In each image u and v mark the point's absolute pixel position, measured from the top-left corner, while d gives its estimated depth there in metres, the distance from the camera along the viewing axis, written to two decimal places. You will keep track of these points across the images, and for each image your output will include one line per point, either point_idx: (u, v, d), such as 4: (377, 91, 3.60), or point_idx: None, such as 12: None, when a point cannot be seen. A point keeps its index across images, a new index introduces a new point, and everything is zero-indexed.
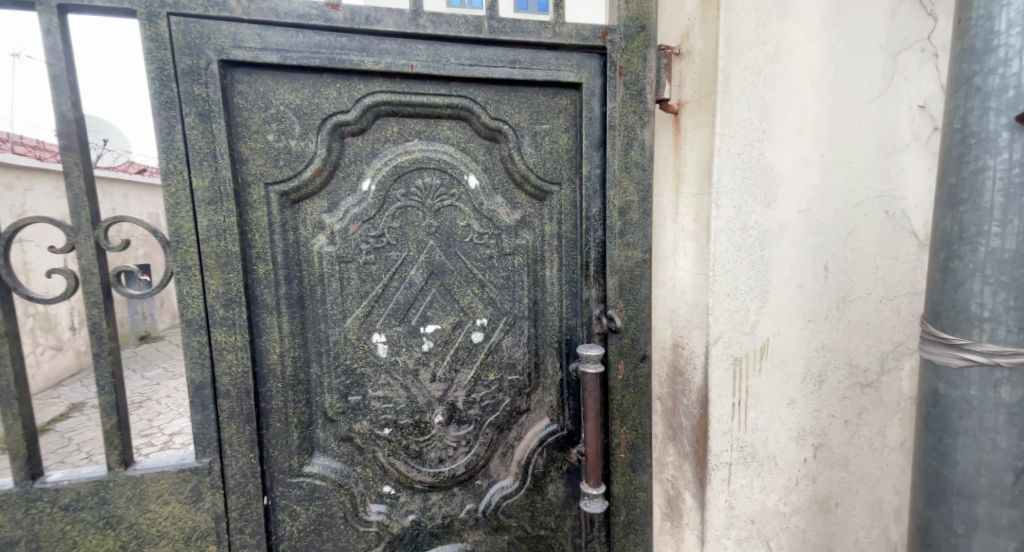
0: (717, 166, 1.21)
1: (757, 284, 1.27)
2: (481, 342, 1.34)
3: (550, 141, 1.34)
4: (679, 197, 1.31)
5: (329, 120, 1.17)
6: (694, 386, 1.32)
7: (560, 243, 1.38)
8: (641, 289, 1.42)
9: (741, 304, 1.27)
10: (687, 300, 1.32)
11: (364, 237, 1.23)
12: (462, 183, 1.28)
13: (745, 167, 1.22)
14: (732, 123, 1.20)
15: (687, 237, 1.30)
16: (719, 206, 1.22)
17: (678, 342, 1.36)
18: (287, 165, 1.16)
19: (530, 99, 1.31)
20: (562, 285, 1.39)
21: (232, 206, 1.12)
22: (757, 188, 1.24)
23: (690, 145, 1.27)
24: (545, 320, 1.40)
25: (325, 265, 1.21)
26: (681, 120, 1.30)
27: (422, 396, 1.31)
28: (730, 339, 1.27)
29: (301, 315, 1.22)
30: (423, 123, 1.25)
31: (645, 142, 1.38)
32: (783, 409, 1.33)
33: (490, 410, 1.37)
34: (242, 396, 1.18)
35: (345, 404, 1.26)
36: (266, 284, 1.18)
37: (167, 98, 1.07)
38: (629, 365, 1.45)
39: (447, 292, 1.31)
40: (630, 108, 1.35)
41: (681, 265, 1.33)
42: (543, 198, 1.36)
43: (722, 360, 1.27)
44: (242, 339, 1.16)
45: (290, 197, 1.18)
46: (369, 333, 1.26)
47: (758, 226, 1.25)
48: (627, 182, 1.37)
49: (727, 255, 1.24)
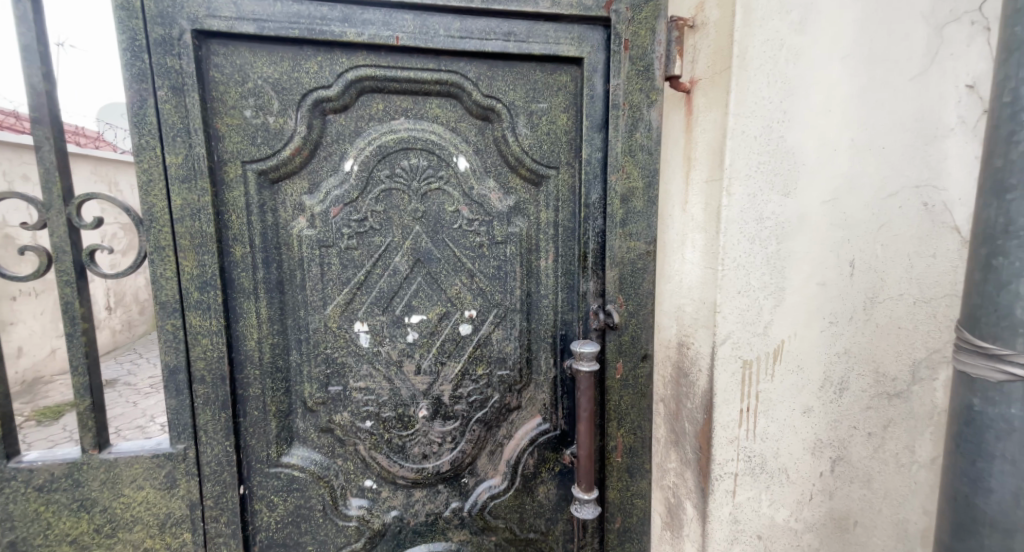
0: (728, 149, 1.10)
1: (773, 279, 1.15)
2: (470, 334, 1.27)
3: (548, 121, 1.24)
4: (686, 184, 1.20)
5: (309, 95, 1.11)
6: (699, 390, 1.22)
7: (556, 232, 1.29)
8: (645, 283, 1.31)
9: (753, 302, 1.15)
10: (693, 296, 1.21)
11: (346, 220, 1.17)
12: (451, 165, 1.20)
13: (763, 151, 1.11)
14: (748, 102, 1.09)
15: (695, 228, 1.19)
16: (731, 194, 1.11)
17: (683, 340, 1.26)
18: (265, 142, 1.11)
19: (526, 76, 1.21)
20: (557, 277, 1.30)
21: (206, 184, 1.07)
22: (775, 174, 1.12)
23: (701, 127, 1.16)
24: (538, 313, 1.31)
25: (306, 249, 1.16)
26: (692, 99, 1.18)
27: (406, 388, 1.25)
28: (739, 340, 1.16)
29: (280, 300, 1.17)
30: (410, 100, 1.18)
31: (652, 123, 1.26)
32: (797, 418, 1.22)
33: (478, 406, 1.30)
34: (217, 383, 1.14)
35: (325, 394, 1.21)
36: (243, 267, 1.13)
37: (139, 70, 1.02)
38: (630, 364, 1.34)
39: (434, 281, 1.24)
40: (636, 84, 1.23)
41: (688, 257, 1.22)
42: (539, 182, 1.27)
43: (730, 363, 1.17)
44: (217, 324, 1.12)
45: (270, 176, 1.13)
46: (350, 321, 1.21)
47: (775, 216, 1.13)
48: (630, 166, 1.26)
49: (738, 249, 1.13)
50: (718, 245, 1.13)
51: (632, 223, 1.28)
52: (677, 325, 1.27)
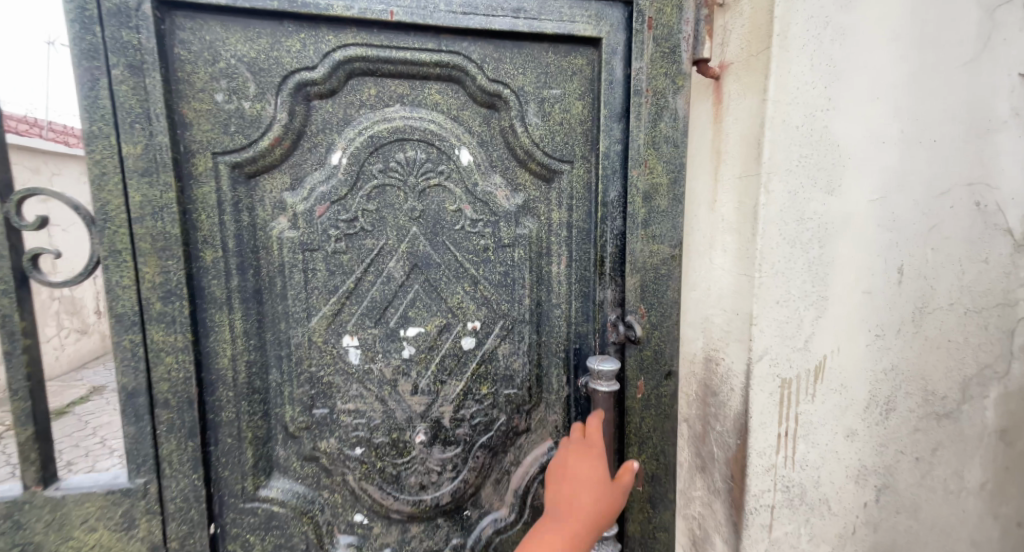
0: (768, 140, 0.95)
1: (814, 287, 1.02)
2: (473, 349, 1.12)
3: (562, 110, 1.09)
4: (715, 180, 1.07)
5: (291, 78, 0.98)
6: (730, 410, 1.08)
7: (570, 234, 1.14)
8: (670, 291, 1.17)
9: (793, 312, 1.02)
10: (724, 306, 1.07)
11: (333, 220, 1.03)
12: (453, 159, 1.06)
13: (805, 143, 0.97)
14: (790, 87, 0.95)
15: (725, 229, 1.05)
16: (770, 192, 0.97)
17: (711, 353, 1.12)
18: (239, 131, 0.97)
19: (535, 58, 1.07)
20: (571, 285, 1.16)
21: (169, 178, 0.93)
22: (817, 168, 0.98)
23: (732, 116, 1.02)
24: (550, 325, 1.16)
25: (287, 253, 1.02)
26: (722, 85, 1.05)
27: (402, 411, 1.10)
28: (778, 356, 1.03)
29: (258, 312, 1.02)
30: (406, 85, 1.04)
31: (678, 111, 1.11)
32: (839, 442, 1.09)
33: (482, 431, 1.15)
34: (183, 408, 0.99)
35: (309, 418, 1.07)
36: (213, 274, 0.99)
37: (90, 46, 0.88)
38: (652, 382, 1.20)
39: (433, 288, 1.08)
40: (660, 67, 1.09)
41: (717, 263, 1.08)
42: (551, 178, 1.12)
43: (768, 382, 1.03)
44: (183, 339, 0.97)
45: (245, 170, 0.99)
46: (339, 335, 1.06)
47: (818, 217, 1.00)
48: (653, 160, 1.11)
49: (777, 253, 0.99)
50: (754, 251, 0.98)
51: (656, 223, 1.13)
52: (704, 338, 1.13)
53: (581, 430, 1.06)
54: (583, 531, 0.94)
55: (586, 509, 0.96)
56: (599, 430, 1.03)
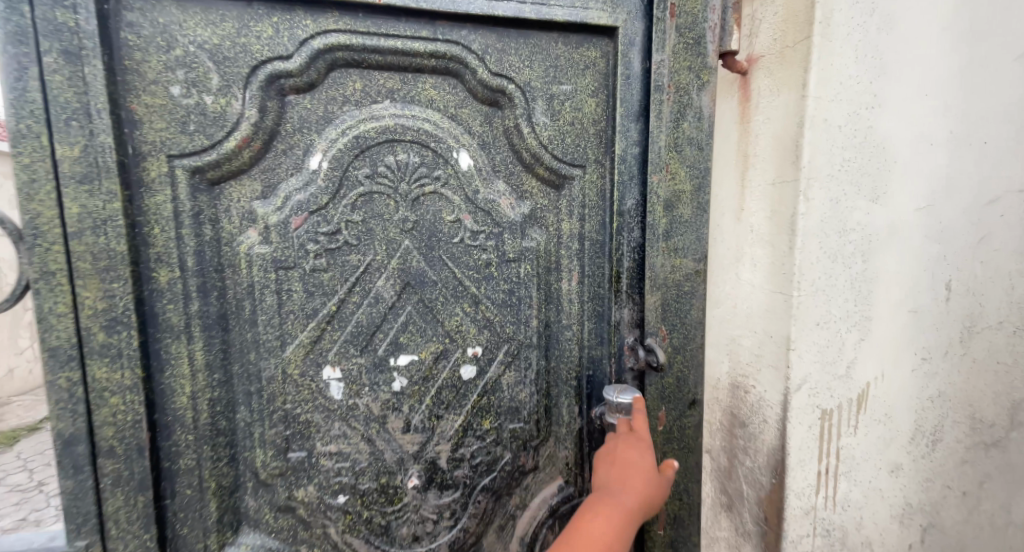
0: (808, 141, 0.83)
1: (857, 307, 0.91)
2: (474, 379, 0.98)
3: (573, 108, 0.97)
4: (743, 187, 0.95)
5: (262, 68, 0.84)
6: (763, 444, 0.95)
7: (582, 247, 1.01)
8: (694, 310, 1.03)
9: (834, 335, 0.90)
10: (755, 328, 0.94)
11: (312, 233, 0.89)
12: (451, 163, 0.92)
13: (848, 145, 0.86)
14: (832, 82, 0.83)
15: (756, 242, 0.93)
16: (809, 201, 0.85)
17: (738, 379, 0.99)
18: (200, 131, 0.83)
19: (544, 50, 0.94)
20: (583, 303, 1.02)
21: (115, 186, 0.79)
22: (862, 174, 0.87)
23: (763, 115, 0.90)
24: (560, 350, 1.03)
25: (257, 272, 0.88)
26: (752, 80, 0.93)
27: (392, 452, 0.96)
28: (817, 385, 0.90)
29: (222, 341, 0.89)
30: (397, 78, 0.90)
31: (703, 110, 0.98)
32: (883, 478, 0.97)
33: (483, 471, 1.01)
34: (133, 456, 0.84)
35: (284, 464, 0.92)
36: (167, 297, 0.85)
37: (16, 27, 0.73)
38: (675, 412, 1.05)
39: (428, 310, 0.95)
40: (684, 60, 0.97)
41: (746, 279, 0.96)
42: (560, 185, 0.99)
43: (807, 414, 0.91)
44: (131, 376, 0.83)
45: (208, 176, 0.85)
46: (319, 366, 0.92)
47: (861, 228, 0.88)
48: (675, 164, 0.99)
49: (817, 269, 0.87)
50: (792, 267, 0.86)
51: (678, 235, 1.00)
52: (730, 363, 1.01)
53: (626, 424, 0.95)
54: (637, 515, 0.86)
55: (640, 493, 0.87)
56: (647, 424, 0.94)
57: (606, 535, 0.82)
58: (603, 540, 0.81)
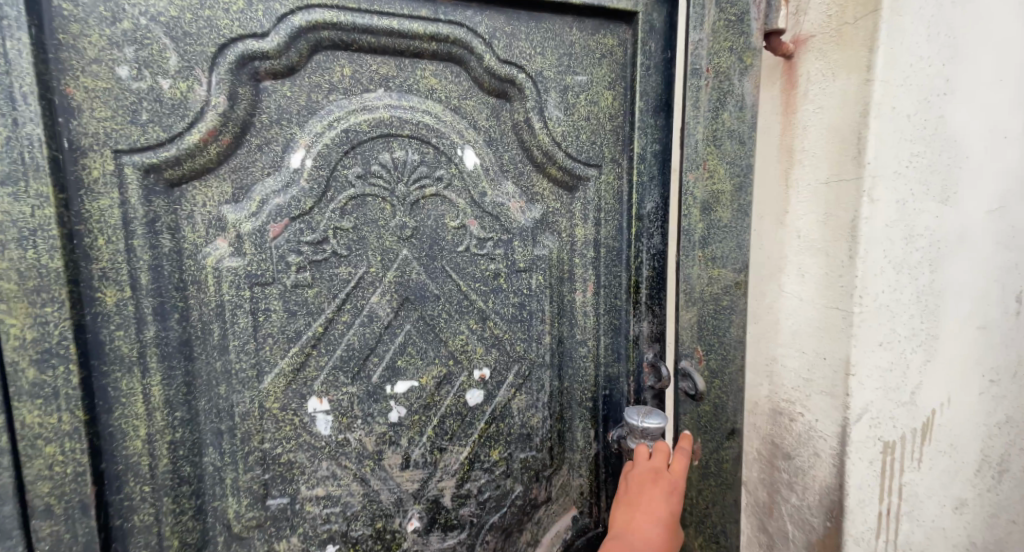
0: (875, 134, 0.71)
1: (924, 324, 0.80)
2: (481, 405, 0.87)
3: (588, 101, 0.87)
4: (787, 187, 0.83)
5: (233, 48, 0.71)
6: (813, 481, 0.83)
7: (598, 255, 0.91)
8: (734, 327, 0.88)
9: (897, 357, 0.79)
10: (804, 348, 0.82)
11: (293, 243, 0.76)
12: (455, 161, 0.81)
13: (919, 140, 0.75)
14: (900, 64, 0.71)
15: (804, 249, 0.81)
16: (874, 202, 0.73)
17: (780, 404, 0.87)
18: (154, 121, 0.69)
19: (557, 35, 0.84)
20: (600, 316, 0.92)
21: (47, 188, 0.64)
22: (933, 173, 0.76)
23: (815, 105, 0.78)
24: (575, 369, 0.92)
25: (228, 289, 0.74)
26: (800, 64, 0.80)
27: (388, 492, 0.84)
28: (880, 414, 0.79)
29: (185, 373, 0.75)
30: (391, 63, 0.79)
31: (746, 98, 0.83)
32: (946, 516, 0.89)
33: (492, 508, 0.89)
34: (74, 515, 0.69)
35: (261, 513, 0.79)
36: (116, 322, 0.70)
37: None
38: (711, 445, 0.90)
39: (429, 329, 0.83)
40: (724, 40, 0.82)
41: (790, 291, 0.84)
42: (574, 186, 0.89)
43: (868, 448, 0.79)
44: (71, 419, 0.68)
45: (164, 176, 0.71)
46: (302, 398, 0.79)
47: (928, 235, 0.78)
48: (713, 161, 0.84)
49: (880, 282, 0.75)
50: (853, 281, 0.74)
51: (717, 241, 0.86)
52: (768, 386, 0.89)
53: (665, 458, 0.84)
54: None
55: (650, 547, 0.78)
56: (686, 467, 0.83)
57: None
58: None
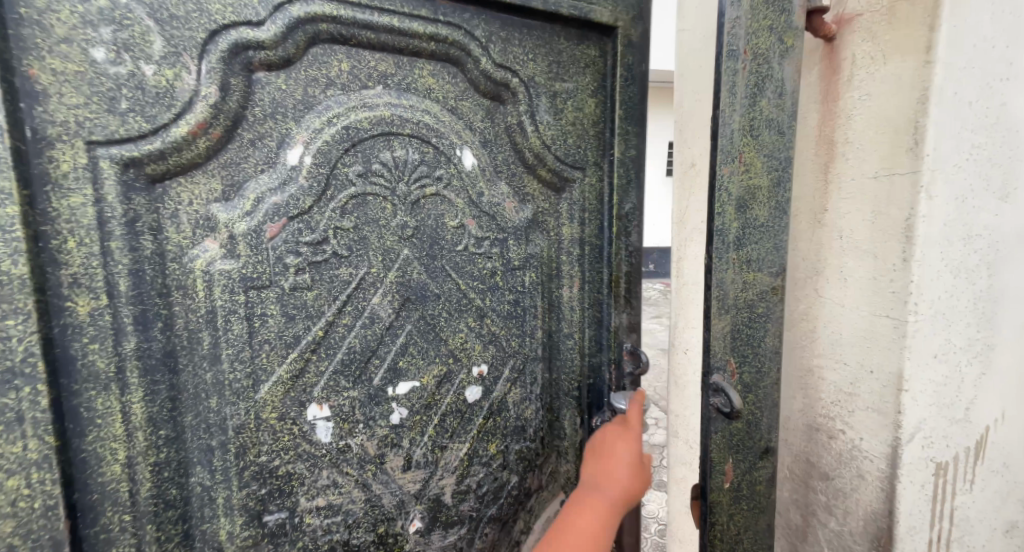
0: (933, 120, 0.60)
1: (978, 333, 0.71)
2: (479, 401, 0.88)
3: (574, 107, 0.92)
4: (828, 182, 0.72)
5: (224, 35, 0.66)
6: (857, 505, 0.73)
7: (583, 252, 0.96)
8: (770, 336, 0.70)
9: (950, 372, 0.68)
10: (847, 361, 0.72)
11: (292, 243, 0.73)
12: (455, 161, 0.82)
13: (979, 128, 0.65)
14: (964, 41, 0.61)
15: (848, 251, 0.70)
16: (934, 197, 0.62)
17: (817, 421, 0.78)
18: (136, 111, 0.62)
19: (547, 43, 0.88)
20: (585, 310, 0.98)
21: (9, 183, 0.55)
22: (992, 166, 0.67)
23: (861, 91, 0.67)
24: (563, 361, 0.97)
25: (220, 294, 0.69)
26: (845, 48, 0.68)
27: (390, 495, 0.83)
28: (933, 434, 0.69)
29: (170, 387, 0.68)
30: (390, 61, 0.78)
31: (785, 83, 0.65)
32: (997, 538, 0.81)
33: (490, 501, 0.92)
34: None
35: (258, 530, 0.75)
36: (90, 334, 0.63)
37: None
38: (744, 466, 0.70)
39: (429, 328, 0.83)
40: (763, 18, 0.62)
41: (831, 298, 0.73)
42: (561, 188, 0.94)
43: (920, 470, 0.69)
44: (39, 448, 0.59)
45: (146, 171, 0.64)
46: (302, 405, 0.75)
47: (986, 235, 0.68)
48: (751, 153, 0.65)
49: (936, 287, 0.65)
50: (906, 290, 0.63)
51: (754, 243, 0.66)
52: (802, 403, 0.80)
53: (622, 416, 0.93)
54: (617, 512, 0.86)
55: (620, 489, 0.87)
56: (640, 418, 0.92)
57: (590, 537, 0.82)
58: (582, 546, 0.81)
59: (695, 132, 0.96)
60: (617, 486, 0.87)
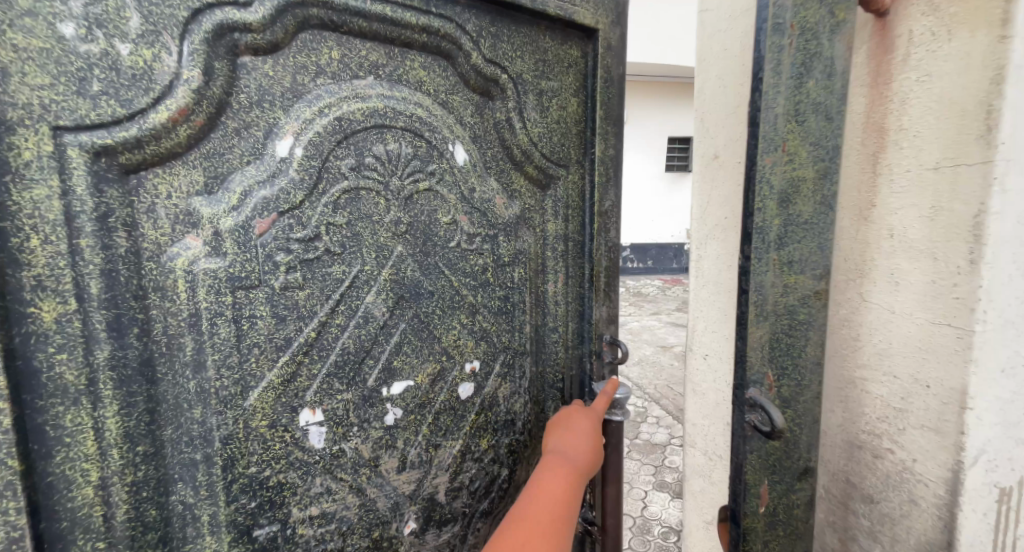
0: (1012, 102, 0.53)
1: None
2: (471, 397, 0.88)
3: (559, 106, 0.94)
4: (875, 179, 0.66)
5: (208, 14, 0.61)
6: (904, 537, 0.66)
7: (566, 248, 0.99)
8: (811, 347, 0.64)
9: (1022, 387, 0.59)
10: (901, 374, 0.65)
11: (282, 240, 0.68)
12: (447, 156, 0.81)
13: None
14: None
15: (902, 250, 0.63)
16: (1011, 190, 0.54)
17: (859, 439, 0.71)
18: (110, 94, 0.56)
19: (534, 42, 0.89)
20: (569, 305, 1.00)
21: None
22: None
23: (918, 71, 0.61)
24: (549, 355, 0.99)
25: (205, 295, 0.64)
26: (903, 22, 0.62)
27: (385, 498, 0.81)
28: (1003, 465, 0.59)
29: (148, 399, 0.62)
30: (382, 51, 0.75)
31: (835, 63, 0.59)
32: None
33: (482, 496, 0.92)
34: None
35: (248, 546, 0.70)
36: (57, 342, 0.56)
37: None
38: (779, 488, 0.65)
39: (423, 326, 0.82)
40: None
41: (879, 301, 0.67)
42: (547, 185, 0.95)
43: (989, 508, 0.60)
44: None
45: (119, 161, 0.58)
46: (294, 411, 0.72)
47: None
48: (795, 142, 0.60)
49: (1012, 296, 0.56)
50: (975, 297, 0.56)
51: (797, 242, 0.61)
52: (842, 416, 0.73)
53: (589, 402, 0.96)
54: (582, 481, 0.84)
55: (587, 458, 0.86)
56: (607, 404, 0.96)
57: (559, 503, 0.78)
58: (552, 512, 0.76)
59: (718, 124, 0.98)
60: (583, 456, 0.86)
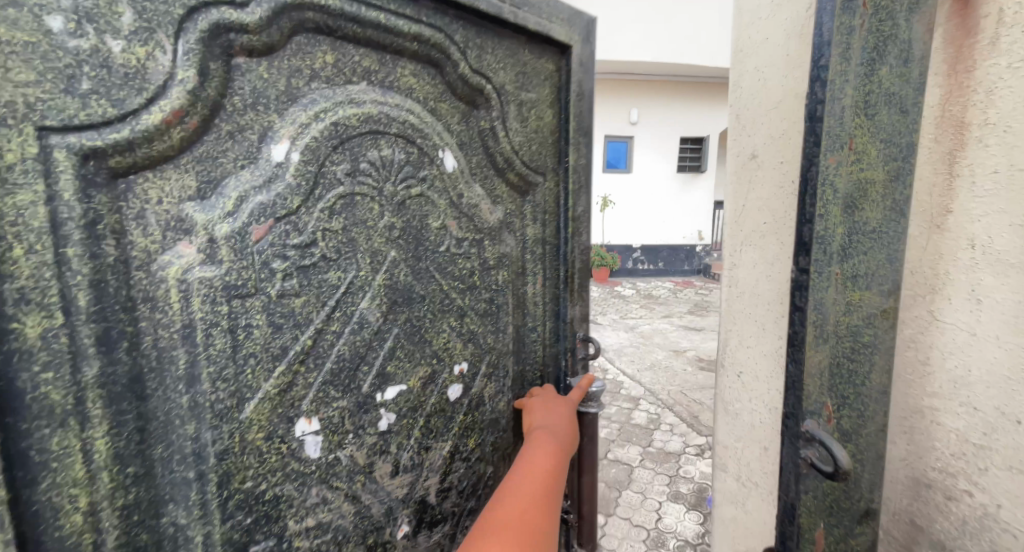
0: None
1: None
2: (460, 398, 0.90)
3: (537, 117, 0.98)
4: (952, 180, 0.62)
5: (203, 13, 0.58)
6: None
7: (544, 252, 1.04)
8: (874, 373, 0.67)
9: None
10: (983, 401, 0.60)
11: (279, 246, 0.67)
12: (437, 163, 0.83)
13: None
14: None
15: (989, 268, 0.58)
16: None
17: (927, 476, 0.67)
18: (101, 95, 0.53)
19: (515, 55, 0.92)
20: (546, 306, 1.05)
21: None
22: None
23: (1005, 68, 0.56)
24: (529, 354, 1.03)
25: (200, 306, 0.61)
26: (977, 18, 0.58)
27: (379, 503, 0.81)
28: None
29: (139, 417, 0.59)
30: (374, 57, 0.75)
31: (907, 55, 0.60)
32: None
33: (469, 494, 0.95)
34: None
35: None
36: (42, 360, 0.51)
37: None
38: (838, 533, 0.67)
39: (416, 330, 0.83)
40: None
41: (957, 321, 0.62)
42: (526, 192, 0.99)
43: None
44: None
45: (108, 165, 0.55)
46: (291, 421, 0.70)
47: None
48: (863, 139, 0.61)
49: None
50: None
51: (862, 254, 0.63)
52: (905, 448, 0.69)
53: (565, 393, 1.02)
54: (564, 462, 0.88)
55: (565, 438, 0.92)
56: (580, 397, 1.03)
57: (547, 481, 0.82)
58: (541, 492, 0.79)
59: (754, 121, 0.91)
60: (562, 437, 0.91)
